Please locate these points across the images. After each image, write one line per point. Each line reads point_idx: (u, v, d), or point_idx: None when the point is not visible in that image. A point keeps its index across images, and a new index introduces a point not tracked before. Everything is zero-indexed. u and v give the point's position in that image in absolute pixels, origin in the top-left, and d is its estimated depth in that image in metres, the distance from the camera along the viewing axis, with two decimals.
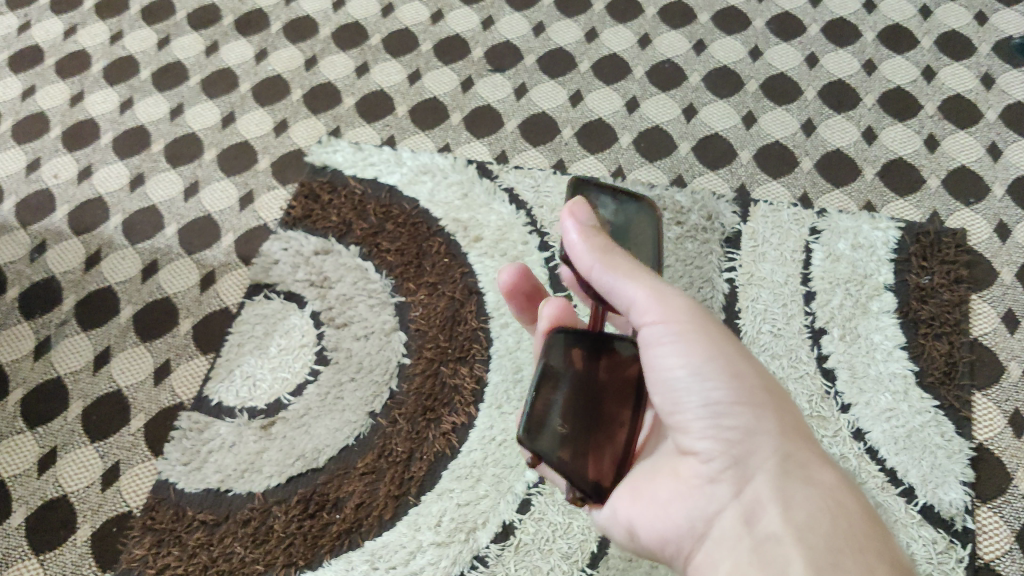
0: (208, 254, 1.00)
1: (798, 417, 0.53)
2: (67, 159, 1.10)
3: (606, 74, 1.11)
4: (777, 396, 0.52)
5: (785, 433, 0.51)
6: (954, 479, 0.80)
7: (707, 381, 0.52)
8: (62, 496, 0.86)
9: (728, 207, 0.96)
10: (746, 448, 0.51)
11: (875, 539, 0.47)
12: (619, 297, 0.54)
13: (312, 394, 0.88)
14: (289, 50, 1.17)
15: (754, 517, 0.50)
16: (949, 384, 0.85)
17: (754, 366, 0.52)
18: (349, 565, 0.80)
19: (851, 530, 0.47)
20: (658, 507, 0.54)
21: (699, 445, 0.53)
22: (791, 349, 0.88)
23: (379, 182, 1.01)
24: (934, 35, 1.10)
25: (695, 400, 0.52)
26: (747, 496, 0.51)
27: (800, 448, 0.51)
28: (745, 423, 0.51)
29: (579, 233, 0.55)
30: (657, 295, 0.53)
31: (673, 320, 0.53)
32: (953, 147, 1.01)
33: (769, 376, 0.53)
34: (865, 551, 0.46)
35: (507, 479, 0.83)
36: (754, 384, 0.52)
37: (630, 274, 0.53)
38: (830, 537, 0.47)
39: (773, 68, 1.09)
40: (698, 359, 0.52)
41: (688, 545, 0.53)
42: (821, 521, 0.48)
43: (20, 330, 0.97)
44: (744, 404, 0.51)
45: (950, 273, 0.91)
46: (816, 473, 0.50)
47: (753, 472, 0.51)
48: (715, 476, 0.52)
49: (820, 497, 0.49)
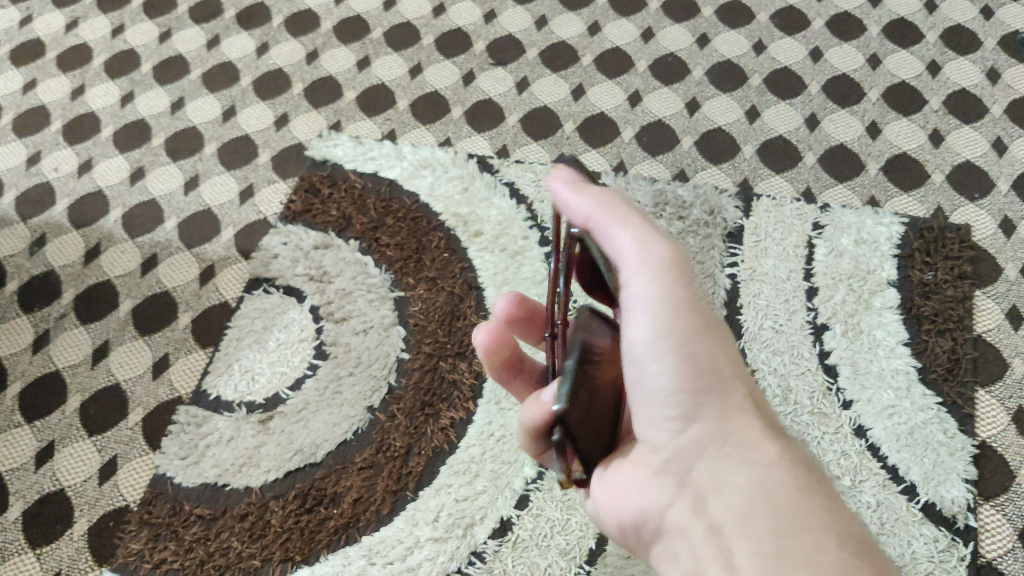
0: (208, 248, 1.00)
1: (743, 389, 0.51)
2: (67, 152, 1.09)
3: (609, 68, 1.10)
4: (726, 372, 0.51)
5: (729, 413, 0.50)
6: (956, 477, 0.79)
7: (657, 362, 0.50)
8: (59, 491, 0.86)
9: (730, 202, 0.96)
10: (689, 435, 0.50)
11: (821, 513, 0.46)
12: (610, 246, 0.52)
13: (311, 388, 0.88)
14: (290, 44, 1.16)
15: (700, 507, 0.49)
16: (951, 381, 0.84)
17: (706, 340, 0.50)
18: (346, 560, 0.79)
19: (793, 509, 0.46)
20: (619, 496, 0.55)
21: (649, 434, 0.52)
22: (793, 345, 0.87)
23: (379, 176, 1.01)
24: (939, 30, 1.09)
25: (648, 384, 0.51)
26: (693, 483, 0.50)
27: (739, 427, 0.50)
28: (687, 408, 0.50)
29: (570, 188, 0.53)
30: (642, 246, 0.50)
31: (649, 284, 0.50)
32: (958, 142, 1.00)
33: (723, 349, 0.51)
34: (811, 529, 0.45)
35: (505, 475, 0.82)
36: (701, 364, 0.50)
37: (624, 221, 0.51)
38: (772, 522, 0.46)
39: (776, 63, 1.09)
40: (655, 335, 0.50)
41: (650, 532, 0.54)
42: (762, 508, 0.47)
43: (18, 324, 0.96)
44: (689, 387, 0.50)
45: (953, 269, 0.90)
46: (758, 451, 0.49)
47: (696, 459, 0.50)
48: (663, 467, 0.52)
49: (757, 477, 0.48)
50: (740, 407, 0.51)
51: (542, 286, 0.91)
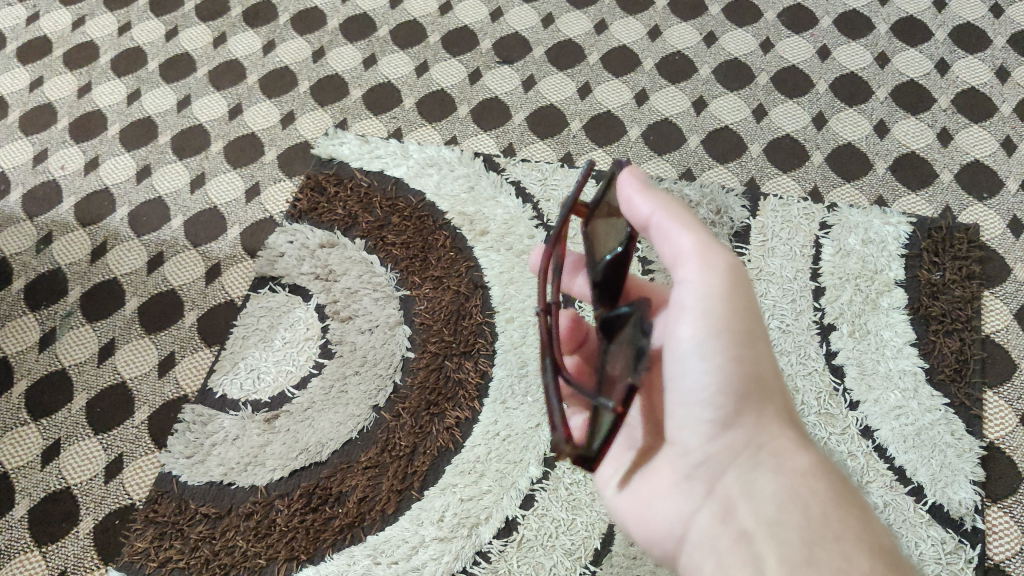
0: (214, 246, 1.00)
1: (780, 407, 0.54)
2: (73, 150, 1.10)
3: (616, 66, 1.10)
4: (766, 385, 0.53)
5: (763, 425, 0.52)
6: (964, 478, 0.79)
7: (703, 361, 0.52)
8: (65, 489, 0.86)
9: (736, 201, 0.95)
10: (724, 443, 0.53)
11: (850, 523, 0.48)
12: (669, 247, 0.56)
13: (316, 387, 0.88)
14: (297, 42, 1.16)
15: (729, 514, 0.51)
16: (959, 382, 0.84)
17: (751, 348, 0.52)
18: (351, 559, 0.79)
19: (823, 516, 0.48)
20: (647, 506, 0.56)
21: (685, 438, 0.54)
22: (800, 345, 0.86)
23: (386, 174, 1.00)
24: (948, 28, 1.08)
25: (690, 383, 0.53)
26: (723, 491, 0.52)
27: (772, 438, 0.52)
28: (725, 413, 0.52)
29: (640, 188, 0.57)
30: (702, 251, 0.54)
31: (708, 284, 0.53)
32: (966, 141, 0.99)
33: (764, 358, 0.53)
34: (838, 537, 0.47)
35: (511, 474, 0.82)
36: (744, 371, 0.52)
37: (688, 225, 0.54)
38: (802, 528, 0.48)
39: (784, 61, 1.08)
40: (703, 334, 0.52)
41: (671, 542, 0.55)
42: (792, 515, 0.48)
43: (26, 322, 0.97)
44: (731, 392, 0.52)
45: (962, 269, 0.90)
46: (789, 461, 0.51)
47: (727, 468, 0.52)
48: (693, 472, 0.54)
49: (786, 486, 0.50)
50: (776, 419, 0.53)
51: None
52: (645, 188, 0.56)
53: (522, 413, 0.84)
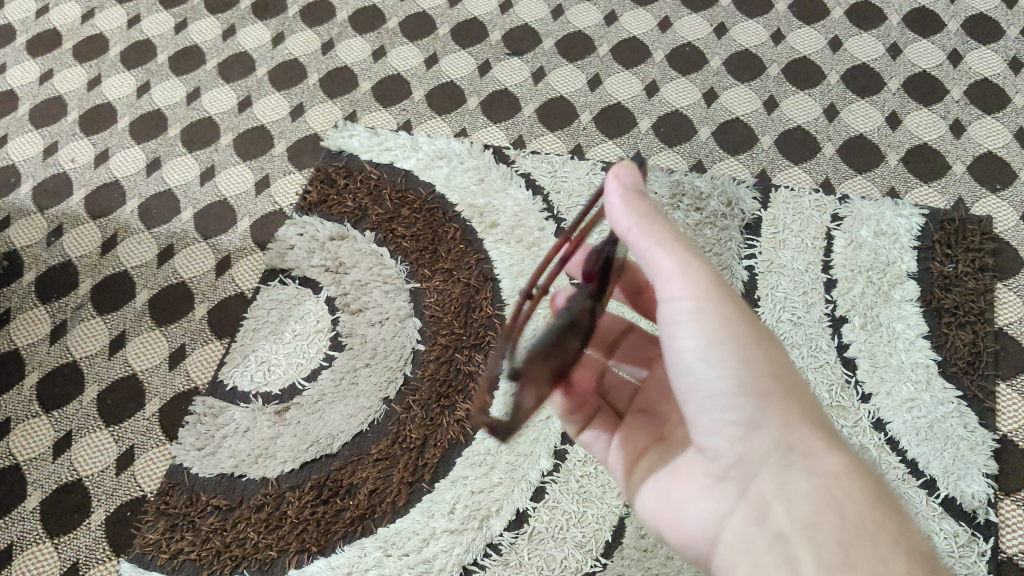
0: (224, 239, 1.00)
1: (807, 403, 0.50)
2: (84, 143, 1.10)
3: (626, 58, 1.10)
4: (787, 382, 0.50)
5: (791, 423, 0.49)
6: (977, 471, 0.79)
7: (713, 368, 0.50)
8: (76, 480, 0.87)
9: (748, 193, 0.95)
10: (750, 445, 0.50)
11: (886, 526, 0.46)
12: (649, 262, 0.52)
13: (327, 379, 0.88)
14: (306, 34, 1.16)
15: (762, 516, 0.48)
16: (972, 375, 0.83)
17: (762, 348, 0.50)
18: (362, 551, 0.79)
19: (858, 519, 0.46)
20: (680, 510, 0.54)
21: (709, 442, 0.52)
22: (811, 338, 0.86)
23: (395, 167, 1.00)
24: (961, 19, 1.07)
25: (705, 389, 0.51)
26: (756, 492, 0.49)
27: (804, 437, 0.49)
28: (748, 415, 0.49)
29: (620, 195, 0.53)
30: (684, 266, 0.51)
31: (696, 296, 0.50)
32: (979, 133, 0.99)
33: (776, 356, 0.50)
34: (874, 539, 0.45)
35: (522, 466, 0.82)
36: (758, 373, 0.49)
37: (663, 242, 0.51)
38: (837, 531, 0.45)
39: (795, 52, 1.08)
40: (705, 343, 0.50)
41: (705, 545, 0.53)
42: (826, 516, 0.46)
43: (36, 314, 0.98)
44: (748, 394, 0.49)
45: (975, 261, 0.89)
46: (821, 461, 0.48)
47: (758, 470, 0.49)
48: (724, 475, 0.51)
49: (820, 488, 0.47)
50: (806, 416, 0.50)
51: None
52: (626, 203, 0.53)
53: None
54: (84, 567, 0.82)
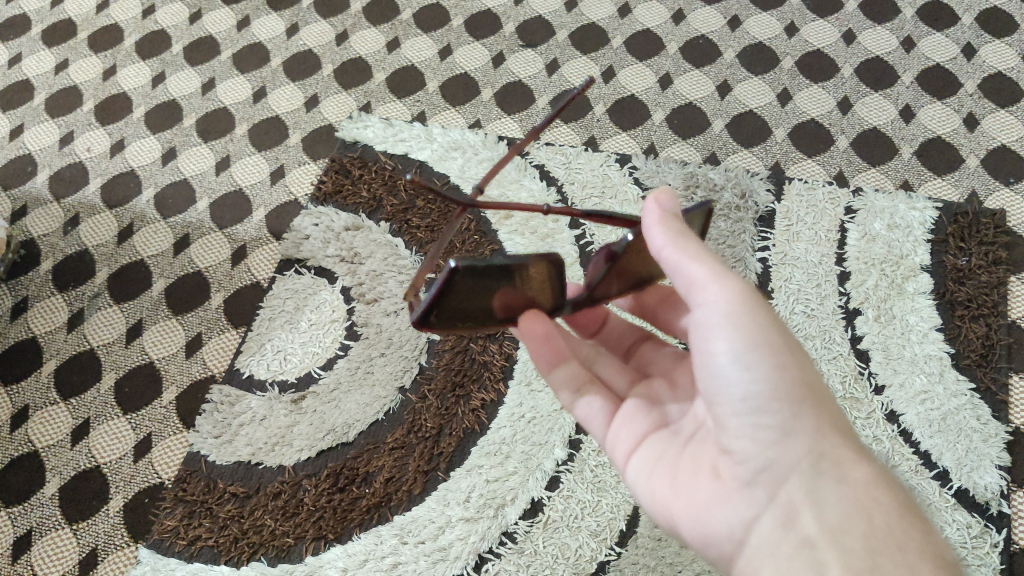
0: (240, 229, 1.01)
1: (834, 413, 0.51)
2: (99, 133, 1.10)
3: (639, 50, 1.10)
4: (816, 392, 0.50)
5: (822, 432, 0.49)
6: (989, 463, 0.79)
7: (747, 371, 0.49)
8: (95, 467, 0.88)
9: (761, 185, 0.95)
10: (782, 450, 0.49)
11: (914, 534, 0.46)
12: (680, 276, 0.53)
13: (342, 368, 0.88)
14: (320, 25, 1.16)
15: (792, 520, 0.48)
16: (985, 367, 0.84)
17: (795, 357, 0.50)
18: (378, 539, 0.80)
19: (888, 525, 0.46)
20: (703, 509, 0.52)
21: (737, 444, 0.51)
22: (825, 330, 0.86)
23: (410, 158, 1.01)
24: (975, 12, 1.07)
25: (736, 391, 0.50)
26: (786, 497, 0.48)
27: (834, 445, 0.49)
28: (782, 420, 0.49)
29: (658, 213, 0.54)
30: (718, 276, 0.51)
31: (730, 303, 0.50)
32: (993, 126, 0.99)
33: (807, 367, 0.51)
34: (903, 548, 0.45)
35: (536, 456, 0.82)
36: (792, 379, 0.49)
37: (696, 254, 0.52)
38: (867, 537, 0.46)
39: (809, 45, 1.08)
40: (739, 346, 0.50)
41: (728, 549, 0.51)
42: (856, 522, 0.46)
43: (54, 302, 0.98)
44: (782, 398, 0.49)
45: (988, 254, 0.90)
46: (851, 471, 0.49)
47: (789, 474, 0.49)
48: (752, 477, 0.50)
49: (851, 496, 0.48)
50: (835, 425, 0.50)
51: (573, 269, 0.91)
52: (662, 221, 0.54)
53: (548, 395, 0.85)
54: (102, 553, 0.83)
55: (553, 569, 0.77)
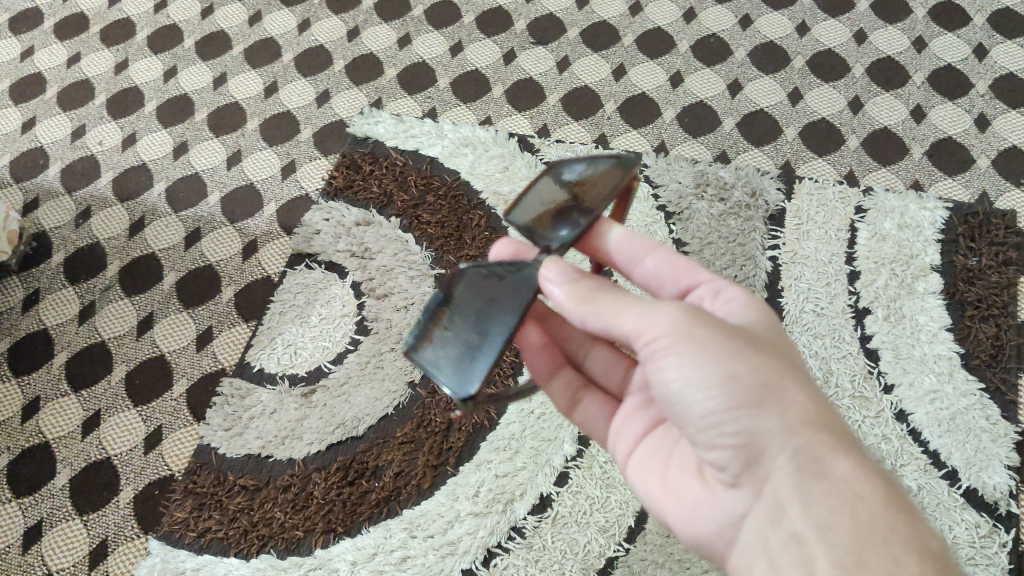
0: (250, 223, 1.01)
1: (808, 399, 0.47)
2: (111, 126, 1.11)
3: (650, 47, 1.10)
4: (782, 385, 0.47)
5: (794, 426, 0.46)
6: (998, 463, 0.79)
7: (702, 390, 0.46)
8: (105, 459, 0.88)
9: (772, 184, 0.95)
10: (754, 454, 0.46)
11: (899, 525, 0.43)
12: (614, 330, 0.50)
13: (353, 362, 0.89)
14: (332, 21, 1.16)
15: (780, 516, 0.46)
16: (995, 367, 0.84)
17: (748, 361, 0.46)
18: (387, 532, 0.80)
19: (872, 521, 0.43)
20: (693, 509, 0.51)
21: (712, 452, 0.49)
22: (834, 328, 0.87)
23: (421, 154, 1.01)
24: (986, 13, 1.07)
25: (696, 410, 0.47)
26: (767, 496, 0.46)
27: (810, 437, 0.46)
28: (747, 428, 0.46)
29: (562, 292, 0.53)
30: (643, 311, 0.48)
31: (667, 330, 0.47)
32: (1004, 127, 0.99)
33: (765, 364, 0.47)
34: (888, 541, 0.42)
35: (546, 452, 0.82)
36: (748, 384, 0.46)
37: (614, 309, 0.49)
38: (851, 532, 0.43)
39: (820, 44, 1.08)
40: (687, 366, 0.46)
41: (723, 544, 0.50)
42: (839, 518, 0.43)
43: (65, 295, 0.99)
44: (742, 408, 0.46)
45: (998, 254, 0.90)
46: (832, 464, 0.45)
47: (767, 473, 0.46)
48: (734, 480, 0.48)
49: (833, 494, 0.44)
50: (808, 415, 0.46)
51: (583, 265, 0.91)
52: (569, 284, 0.52)
53: None
54: (112, 544, 0.84)
55: (562, 564, 0.77)
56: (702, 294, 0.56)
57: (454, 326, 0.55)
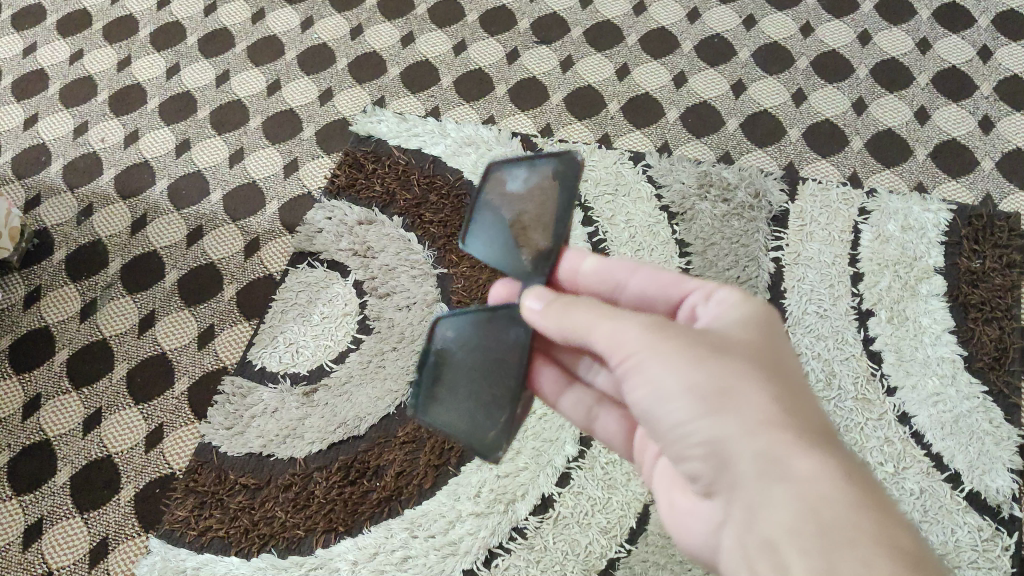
0: (253, 221, 1.01)
1: (783, 404, 0.44)
2: (114, 123, 1.11)
3: (654, 47, 1.10)
4: (747, 390, 0.44)
5: (757, 428, 0.43)
6: (1001, 466, 0.79)
7: (669, 401, 0.45)
8: (106, 456, 0.88)
9: (775, 185, 0.95)
10: (722, 463, 0.43)
11: (867, 523, 0.39)
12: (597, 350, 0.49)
13: (355, 361, 0.88)
14: (335, 19, 1.16)
15: (750, 523, 0.42)
16: (998, 370, 0.83)
17: (712, 368, 0.45)
18: (389, 532, 0.80)
19: (836, 519, 0.39)
20: (688, 528, 0.49)
21: (693, 467, 0.46)
22: (837, 330, 0.86)
23: (423, 152, 1.01)
24: (991, 15, 1.07)
25: (668, 422, 0.45)
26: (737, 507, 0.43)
27: (777, 438, 0.42)
28: (710, 436, 0.44)
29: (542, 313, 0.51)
30: (614, 327, 0.47)
31: (634, 344, 0.46)
32: (1009, 129, 0.98)
33: (732, 369, 0.45)
34: (854, 540, 0.38)
35: (547, 452, 0.82)
36: (708, 390, 0.44)
37: (588, 326, 0.49)
38: (816, 533, 0.39)
39: (824, 45, 1.08)
40: (653, 377, 0.45)
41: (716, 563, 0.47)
42: (803, 519, 0.39)
43: (67, 292, 0.99)
44: (705, 415, 0.44)
45: (1002, 257, 0.89)
46: (795, 465, 0.41)
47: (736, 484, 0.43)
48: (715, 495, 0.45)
49: (794, 495, 0.40)
50: (779, 417, 0.43)
51: None
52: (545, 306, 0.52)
53: None
54: (113, 542, 0.84)
55: (563, 564, 0.77)
56: (694, 301, 0.54)
57: (452, 387, 0.57)
